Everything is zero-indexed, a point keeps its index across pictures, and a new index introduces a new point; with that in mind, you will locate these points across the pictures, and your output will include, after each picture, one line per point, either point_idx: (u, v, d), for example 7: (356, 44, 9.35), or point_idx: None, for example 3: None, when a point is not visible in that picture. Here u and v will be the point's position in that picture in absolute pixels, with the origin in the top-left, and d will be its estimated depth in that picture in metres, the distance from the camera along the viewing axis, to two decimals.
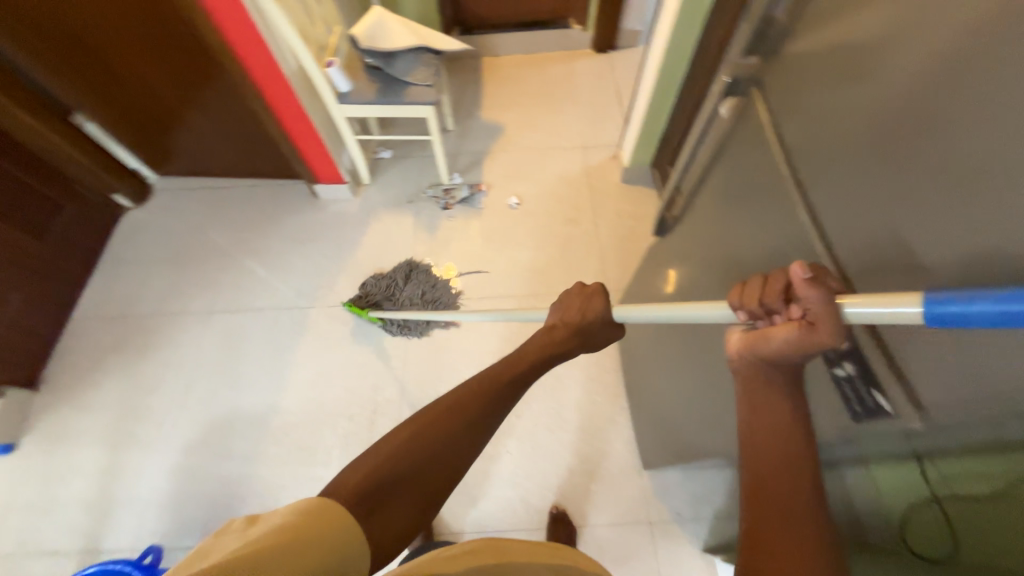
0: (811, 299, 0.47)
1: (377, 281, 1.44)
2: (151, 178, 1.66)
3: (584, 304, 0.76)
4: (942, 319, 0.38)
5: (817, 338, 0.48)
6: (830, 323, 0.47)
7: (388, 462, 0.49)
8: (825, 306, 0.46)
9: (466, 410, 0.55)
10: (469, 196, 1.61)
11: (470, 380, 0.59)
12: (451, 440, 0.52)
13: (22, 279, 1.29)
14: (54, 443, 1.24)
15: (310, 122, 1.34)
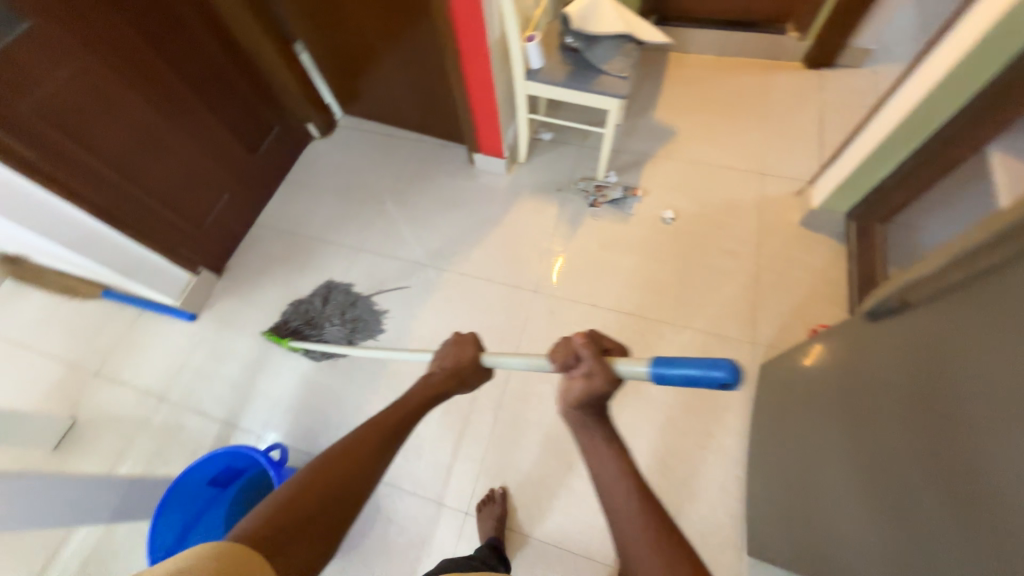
0: (593, 356, 0.65)
1: (296, 307, 1.47)
2: (339, 116, 1.85)
3: (457, 350, 0.85)
4: (657, 372, 0.61)
5: (598, 382, 0.63)
6: (608, 372, 0.64)
7: (290, 500, 0.54)
8: (602, 360, 0.65)
9: (364, 452, 0.62)
10: (621, 198, 1.52)
11: (364, 428, 0.66)
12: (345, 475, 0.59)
13: (231, 182, 1.52)
14: (223, 323, 1.47)
15: (494, 92, 1.35)
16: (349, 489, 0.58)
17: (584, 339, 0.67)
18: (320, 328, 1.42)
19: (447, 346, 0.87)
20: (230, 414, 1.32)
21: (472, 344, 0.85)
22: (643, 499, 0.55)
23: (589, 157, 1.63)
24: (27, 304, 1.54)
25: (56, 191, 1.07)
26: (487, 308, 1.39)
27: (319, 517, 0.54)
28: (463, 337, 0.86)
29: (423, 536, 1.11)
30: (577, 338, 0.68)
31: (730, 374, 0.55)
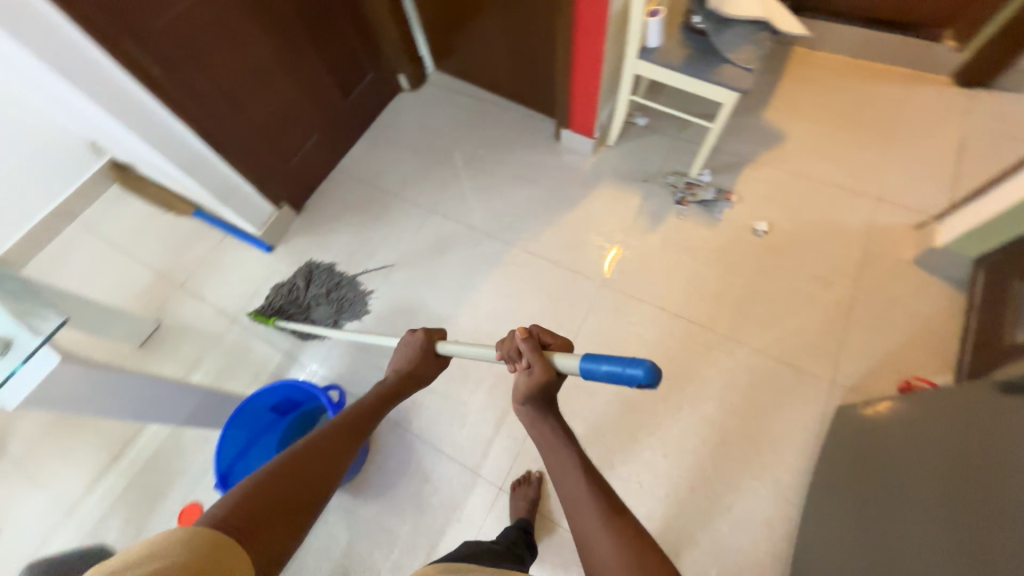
0: (533, 352, 0.69)
1: (280, 288, 1.47)
2: (430, 70, 1.82)
3: (410, 349, 0.91)
4: (589, 368, 0.61)
5: (536, 375, 0.68)
6: (545, 366, 0.68)
7: (253, 496, 0.58)
8: (541, 355, 0.69)
9: (324, 454, 0.68)
10: (711, 200, 1.42)
11: (322, 431, 0.71)
12: (305, 476, 0.64)
13: (322, 123, 1.54)
14: (296, 260, 1.53)
15: (601, 67, 1.27)
16: (309, 489, 0.63)
17: (522, 334, 0.71)
18: (304, 308, 1.42)
19: (405, 342, 0.94)
20: (291, 347, 1.39)
21: (431, 336, 0.92)
22: (591, 482, 0.62)
23: (684, 151, 1.52)
24: (130, 212, 1.67)
25: (172, 111, 1.11)
26: (551, 291, 1.35)
27: (284, 502, 0.60)
28: (422, 331, 0.92)
29: (455, 501, 1.14)
30: (516, 333, 0.72)
31: (649, 374, 0.53)
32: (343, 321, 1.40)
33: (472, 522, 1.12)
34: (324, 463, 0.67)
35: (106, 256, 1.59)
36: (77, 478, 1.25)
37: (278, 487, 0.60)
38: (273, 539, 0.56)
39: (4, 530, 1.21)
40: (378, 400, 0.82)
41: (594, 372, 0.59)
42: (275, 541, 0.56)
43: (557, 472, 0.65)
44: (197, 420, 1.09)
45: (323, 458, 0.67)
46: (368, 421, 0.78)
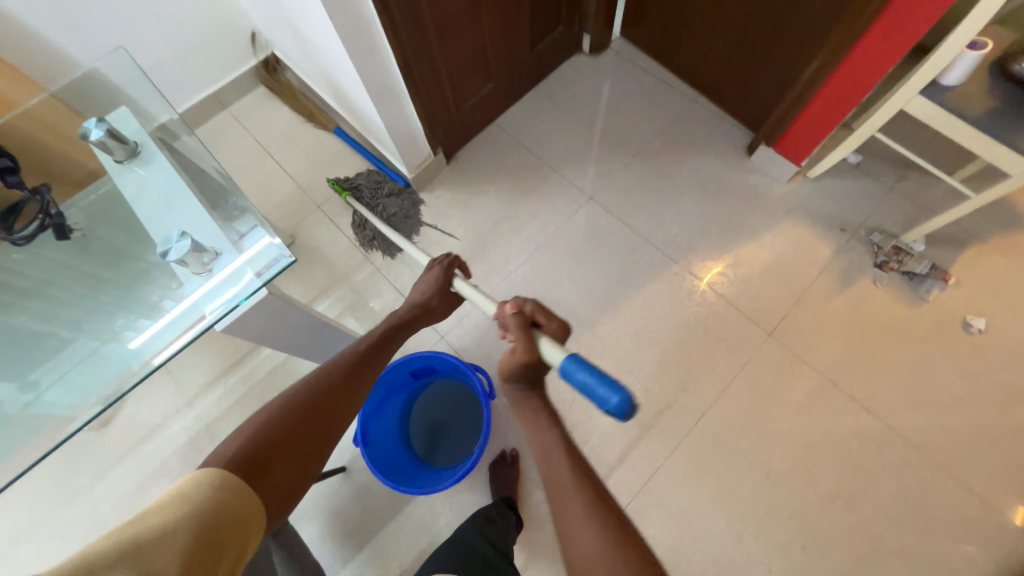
0: (517, 329, 0.65)
1: (370, 175, 1.48)
2: (615, 35, 1.62)
3: (430, 280, 0.85)
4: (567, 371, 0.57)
5: (516, 353, 0.64)
6: (526, 343, 0.63)
7: (264, 433, 0.57)
8: (524, 332, 0.64)
9: (329, 392, 0.64)
10: (921, 274, 1.21)
11: (324, 365, 0.68)
12: (314, 414, 0.61)
13: (500, 72, 1.41)
14: (437, 211, 1.44)
15: (862, 92, 1.06)
16: (320, 427, 0.61)
17: (514, 307, 0.68)
18: (370, 202, 1.44)
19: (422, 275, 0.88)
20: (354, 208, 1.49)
21: (450, 270, 0.85)
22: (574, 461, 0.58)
23: (898, 207, 1.30)
24: (279, 114, 1.62)
25: (387, 34, 1.01)
26: (708, 326, 1.22)
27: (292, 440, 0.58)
28: (440, 265, 0.85)
29: None
30: (508, 306, 0.69)
31: (618, 404, 0.50)
32: (394, 253, 1.39)
33: None
34: (333, 401, 0.64)
35: (250, 155, 1.57)
36: (200, 372, 1.28)
37: (283, 424, 0.59)
38: (284, 470, 0.56)
39: (129, 401, 1.26)
40: (387, 333, 0.77)
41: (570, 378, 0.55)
42: (288, 473, 0.57)
43: (551, 482, 0.58)
44: None
45: (328, 397, 0.64)
46: (378, 351, 0.74)
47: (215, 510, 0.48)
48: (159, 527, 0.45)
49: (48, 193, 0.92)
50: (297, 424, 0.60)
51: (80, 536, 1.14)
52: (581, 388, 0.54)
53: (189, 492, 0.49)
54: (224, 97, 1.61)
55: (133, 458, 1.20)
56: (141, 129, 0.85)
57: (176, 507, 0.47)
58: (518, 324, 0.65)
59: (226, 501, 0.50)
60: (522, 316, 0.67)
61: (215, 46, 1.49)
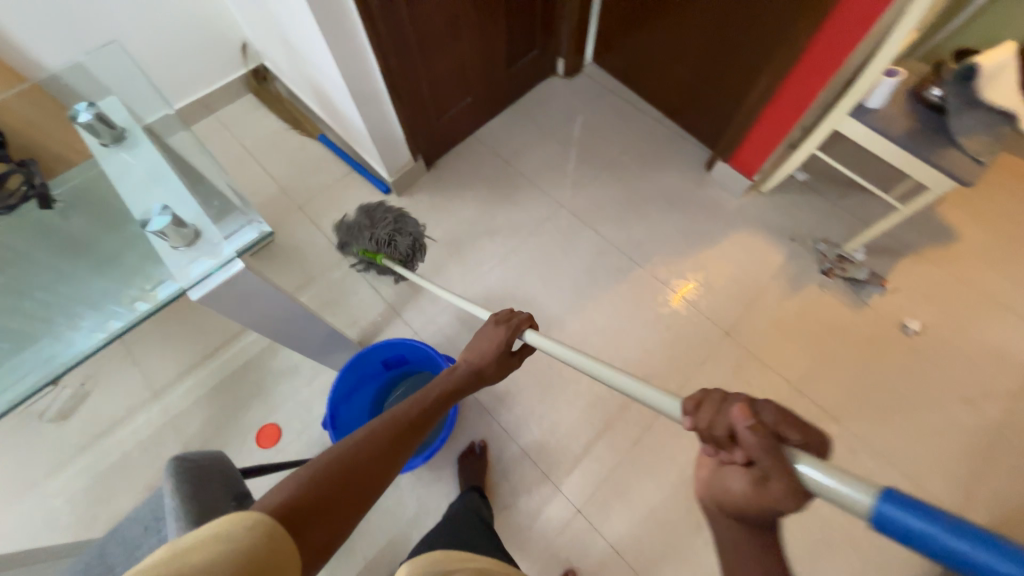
0: (768, 456, 0.41)
1: (349, 226, 1.30)
2: (588, 61, 1.75)
3: (491, 334, 0.81)
4: (888, 519, 0.38)
5: (766, 495, 0.41)
6: (792, 486, 0.40)
7: (305, 489, 0.50)
8: (780, 459, 0.41)
9: (377, 451, 0.58)
10: (862, 280, 1.31)
11: (374, 421, 0.62)
12: (353, 473, 0.54)
13: (479, 87, 1.51)
14: (415, 214, 1.50)
15: (800, 113, 1.18)
16: (360, 487, 0.54)
17: (750, 414, 0.41)
18: (376, 242, 1.25)
19: (484, 330, 0.83)
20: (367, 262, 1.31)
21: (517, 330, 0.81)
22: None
23: (841, 220, 1.42)
24: (265, 121, 1.67)
25: (371, 43, 1.09)
26: (670, 325, 1.30)
27: (335, 497, 0.51)
28: (508, 325, 0.81)
29: (530, 507, 1.12)
30: (735, 412, 0.42)
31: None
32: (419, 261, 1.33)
33: (542, 536, 1.09)
34: (377, 464, 0.57)
35: (234, 157, 1.61)
36: (169, 364, 1.27)
37: (329, 477, 0.52)
38: (315, 536, 0.48)
39: (94, 393, 1.24)
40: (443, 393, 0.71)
41: (914, 539, 0.36)
42: (319, 540, 0.48)
43: None
44: (313, 352, 1.09)
45: (377, 456, 0.57)
46: (429, 419, 0.67)
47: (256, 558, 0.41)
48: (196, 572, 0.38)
49: (34, 165, 0.99)
50: (336, 483, 0.52)
51: (30, 531, 1.10)
52: (949, 559, 0.35)
53: (228, 529, 0.42)
54: (211, 102, 1.66)
55: (92, 450, 1.18)
56: (129, 118, 0.90)
57: (214, 549, 0.40)
58: (766, 447, 0.41)
59: (265, 547, 0.42)
60: (766, 427, 0.42)
61: (205, 54, 1.55)
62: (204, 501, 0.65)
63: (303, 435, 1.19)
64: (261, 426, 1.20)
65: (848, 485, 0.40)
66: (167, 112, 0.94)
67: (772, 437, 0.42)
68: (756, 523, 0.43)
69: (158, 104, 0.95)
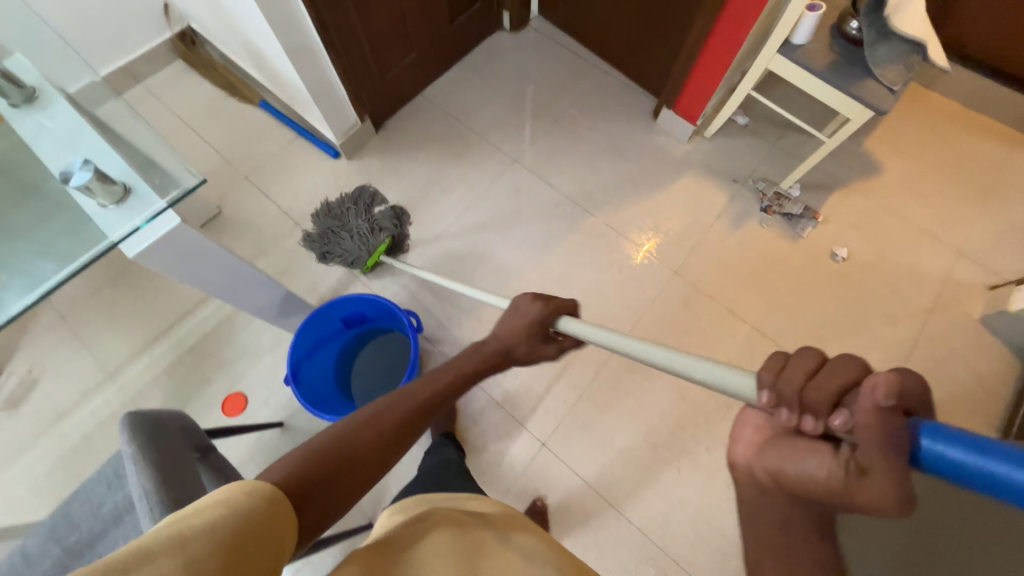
0: (889, 446, 0.35)
1: (320, 246, 1.29)
2: (534, 13, 1.72)
3: (517, 311, 0.74)
4: (934, 453, 0.34)
5: (871, 480, 0.36)
6: (904, 481, 0.35)
7: (305, 468, 0.50)
8: (902, 451, 0.35)
9: (380, 434, 0.57)
10: (797, 215, 1.40)
11: (383, 401, 0.61)
12: (356, 453, 0.54)
13: (423, 43, 1.47)
14: (368, 177, 1.48)
15: (733, 54, 1.23)
16: (362, 471, 0.54)
17: (894, 395, 0.35)
18: (365, 236, 1.28)
19: (516, 304, 0.76)
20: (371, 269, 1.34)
21: (553, 309, 0.73)
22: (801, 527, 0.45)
23: (779, 160, 1.49)
24: (199, 88, 1.59)
25: None
26: (623, 269, 1.36)
27: (337, 480, 0.52)
28: (542, 302, 0.73)
29: (499, 447, 1.18)
30: (873, 384, 0.35)
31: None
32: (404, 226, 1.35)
33: (511, 471, 1.16)
34: (380, 445, 0.57)
35: (169, 128, 1.53)
36: (122, 344, 1.24)
37: (331, 458, 0.52)
38: (314, 511, 0.49)
39: (44, 378, 1.20)
40: (460, 378, 0.67)
41: (971, 474, 0.33)
42: (318, 514, 0.49)
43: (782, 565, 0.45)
44: (270, 317, 1.09)
45: (380, 439, 0.57)
46: (441, 401, 0.65)
47: (258, 520, 0.42)
48: (200, 531, 0.38)
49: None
50: (338, 462, 0.53)
51: None
52: (1010, 492, 0.32)
53: (229, 496, 0.42)
54: (137, 70, 1.56)
55: (49, 435, 1.15)
56: (39, 76, 0.84)
57: (214, 512, 0.40)
58: (888, 435, 0.35)
59: (265, 509, 0.43)
60: (900, 411, 0.35)
61: (123, 17, 1.45)
62: (164, 449, 0.68)
63: (271, 400, 1.20)
64: (227, 396, 1.20)
65: (910, 427, 0.35)
66: (94, 81, 0.86)
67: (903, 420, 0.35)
68: (828, 502, 0.41)
69: (83, 72, 0.88)
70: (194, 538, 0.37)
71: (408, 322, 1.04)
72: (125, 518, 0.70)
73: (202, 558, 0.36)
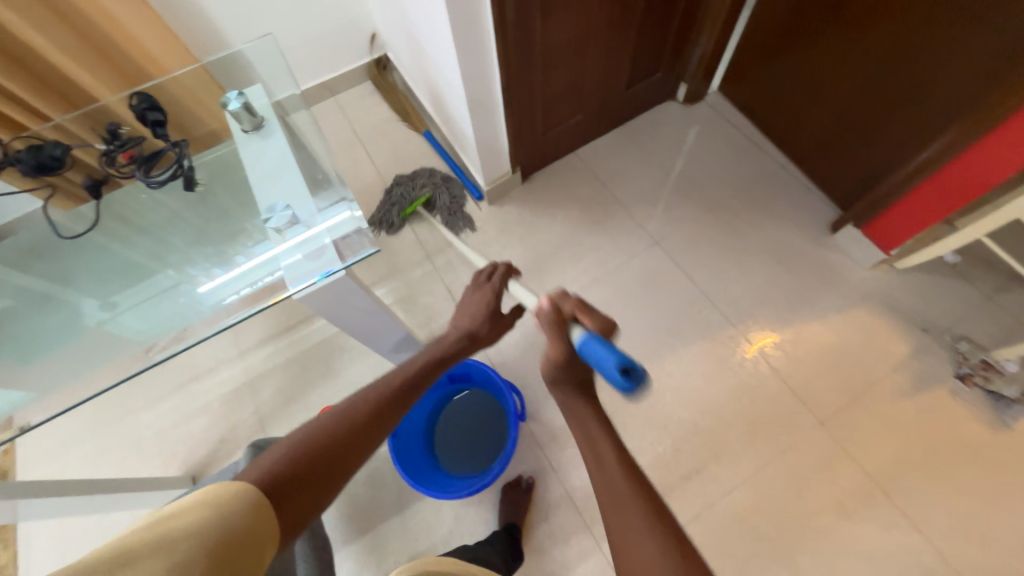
0: (551, 330, 0.62)
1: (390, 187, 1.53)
2: (712, 88, 1.61)
3: (473, 294, 0.80)
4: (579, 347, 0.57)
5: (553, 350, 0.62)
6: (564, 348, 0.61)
7: (289, 460, 0.53)
8: (559, 332, 0.61)
9: (356, 423, 0.59)
10: (1008, 397, 1.10)
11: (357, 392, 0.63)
12: (342, 450, 0.56)
13: (592, 106, 1.45)
14: (503, 225, 1.48)
15: (975, 192, 1.00)
16: (343, 459, 0.56)
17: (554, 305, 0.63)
18: (413, 187, 1.48)
19: (473, 291, 0.81)
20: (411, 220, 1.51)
21: (500, 284, 0.79)
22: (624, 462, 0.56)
23: (995, 319, 1.19)
24: (378, 109, 1.74)
25: (498, 54, 1.08)
26: (756, 399, 1.17)
27: (315, 473, 0.54)
28: (490, 283, 0.80)
29: (567, 555, 1.07)
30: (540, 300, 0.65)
31: (630, 385, 0.50)
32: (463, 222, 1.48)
33: None
34: (358, 438, 0.58)
35: (345, 141, 1.69)
36: (257, 329, 1.37)
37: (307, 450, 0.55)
38: (300, 505, 0.52)
39: None
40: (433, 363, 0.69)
41: (585, 352, 0.57)
42: (304, 505, 0.52)
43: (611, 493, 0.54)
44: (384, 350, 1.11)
45: (358, 429, 0.59)
46: (414, 387, 0.66)
47: (239, 534, 0.46)
48: (187, 532, 0.44)
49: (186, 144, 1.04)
50: (324, 455, 0.55)
51: (125, 452, 1.25)
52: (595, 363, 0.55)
53: (219, 499, 0.47)
54: (334, 86, 1.75)
55: (183, 394, 1.30)
56: (266, 105, 0.95)
57: (200, 516, 0.45)
58: (547, 322, 0.62)
59: (250, 520, 0.47)
60: (561, 315, 0.62)
61: (336, 41, 1.63)
62: None
63: None
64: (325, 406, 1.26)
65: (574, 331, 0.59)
66: (294, 93, 0.98)
67: (561, 318, 0.62)
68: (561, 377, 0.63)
69: (288, 84, 1.00)
70: (179, 542, 0.43)
71: (514, 403, 0.99)
72: None
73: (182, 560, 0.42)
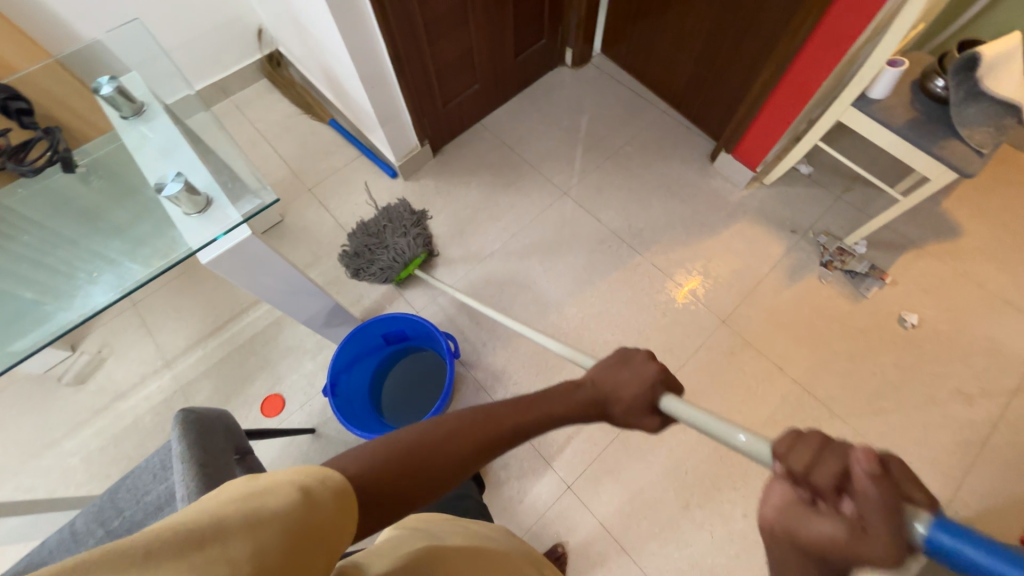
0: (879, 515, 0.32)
1: (358, 257, 1.35)
2: (595, 51, 1.76)
3: (619, 369, 0.54)
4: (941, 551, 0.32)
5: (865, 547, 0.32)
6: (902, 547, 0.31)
7: (376, 465, 0.43)
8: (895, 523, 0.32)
9: (451, 458, 0.47)
10: (862, 273, 1.31)
11: (465, 414, 0.49)
12: (428, 470, 0.45)
13: (487, 75, 1.53)
14: (420, 199, 1.53)
15: (803, 104, 1.19)
16: (422, 484, 0.45)
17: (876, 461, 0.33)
18: (401, 249, 1.34)
19: (621, 360, 0.55)
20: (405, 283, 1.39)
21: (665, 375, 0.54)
22: None
23: (844, 213, 1.41)
24: (279, 105, 1.72)
25: (381, 29, 1.13)
26: (667, 313, 1.31)
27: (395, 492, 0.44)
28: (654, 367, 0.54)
29: (522, 481, 1.15)
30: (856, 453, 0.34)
31: None
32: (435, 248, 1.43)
33: (534, 509, 1.13)
34: (450, 466, 0.47)
35: (248, 139, 1.66)
36: (180, 335, 1.32)
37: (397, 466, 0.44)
38: (372, 515, 0.42)
39: (109, 359, 1.29)
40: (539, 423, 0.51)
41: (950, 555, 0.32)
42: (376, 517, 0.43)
43: None
44: (315, 324, 1.13)
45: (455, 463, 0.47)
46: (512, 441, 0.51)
47: (319, 529, 0.35)
48: (276, 512, 0.33)
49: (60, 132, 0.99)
50: (404, 471, 0.44)
51: (48, 486, 1.17)
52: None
53: (306, 479, 0.37)
54: (227, 86, 1.71)
55: (107, 413, 1.24)
56: (148, 94, 0.95)
57: (291, 491, 0.35)
58: (885, 506, 0.32)
59: (333, 510, 0.37)
60: (886, 477, 0.33)
61: (221, 38, 1.60)
62: (207, 448, 0.68)
63: (306, 405, 1.24)
64: (267, 396, 1.25)
65: (925, 521, 0.32)
66: (185, 92, 0.97)
67: (898, 494, 0.33)
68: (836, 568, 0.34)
69: (179, 85, 0.98)
70: (265, 522, 0.31)
71: (446, 343, 1.05)
72: (160, 511, 0.72)
73: (270, 549, 0.30)
